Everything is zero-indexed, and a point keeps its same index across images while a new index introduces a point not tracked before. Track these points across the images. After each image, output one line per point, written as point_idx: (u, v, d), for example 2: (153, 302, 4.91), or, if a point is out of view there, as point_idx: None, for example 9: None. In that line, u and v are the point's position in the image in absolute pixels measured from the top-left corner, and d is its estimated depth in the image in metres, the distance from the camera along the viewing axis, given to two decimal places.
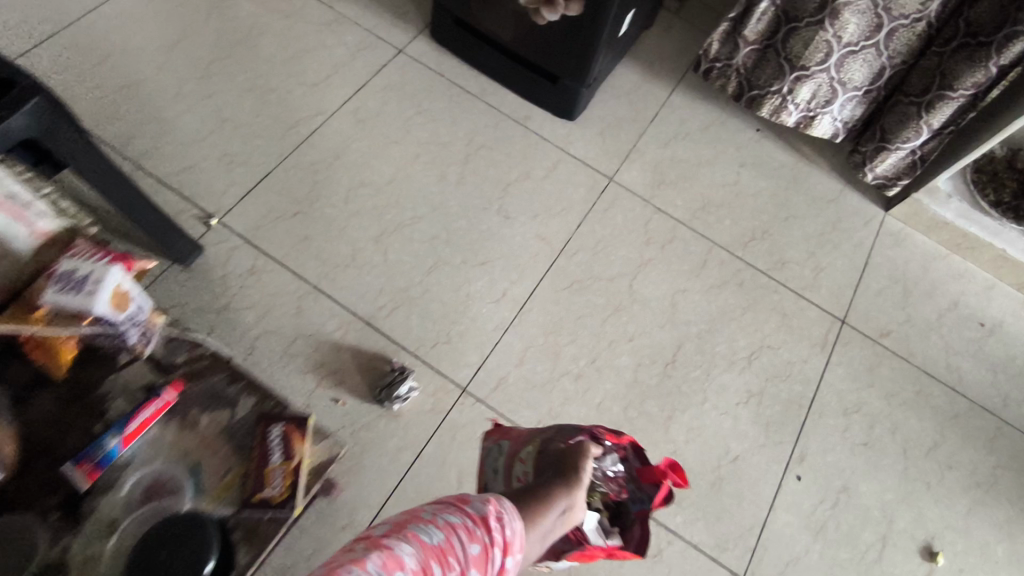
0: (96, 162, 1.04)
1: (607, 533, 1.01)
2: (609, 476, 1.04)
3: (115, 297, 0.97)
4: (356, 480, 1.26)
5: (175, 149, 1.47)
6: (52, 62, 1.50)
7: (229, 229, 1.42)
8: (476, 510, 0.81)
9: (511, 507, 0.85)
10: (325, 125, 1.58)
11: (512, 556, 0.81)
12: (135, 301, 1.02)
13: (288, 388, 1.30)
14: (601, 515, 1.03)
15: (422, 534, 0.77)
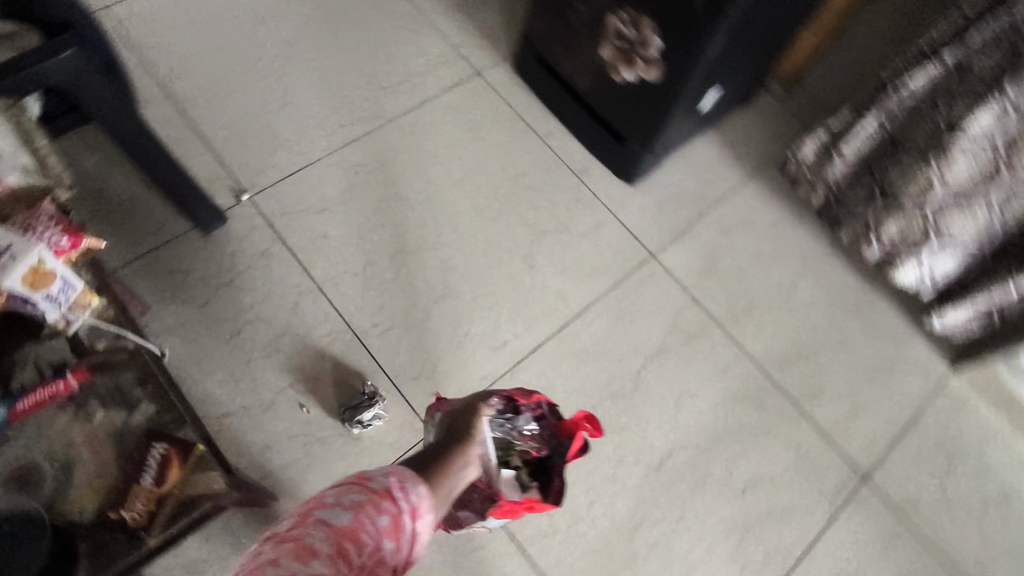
0: (128, 119, 1.06)
1: (524, 487, 1.15)
2: (527, 435, 1.15)
3: (33, 274, 0.75)
4: (293, 493, 1.21)
5: (233, 120, 1.51)
6: (151, 13, 1.59)
7: (256, 208, 1.43)
8: (379, 485, 0.82)
9: (409, 472, 0.88)
10: (380, 130, 1.58)
11: (421, 519, 0.84)
12: (64, 278, 0.79)
13: (259, 379, 1.29)
14: (523, 471, 1.16)
15: (330, 517, 0.75)
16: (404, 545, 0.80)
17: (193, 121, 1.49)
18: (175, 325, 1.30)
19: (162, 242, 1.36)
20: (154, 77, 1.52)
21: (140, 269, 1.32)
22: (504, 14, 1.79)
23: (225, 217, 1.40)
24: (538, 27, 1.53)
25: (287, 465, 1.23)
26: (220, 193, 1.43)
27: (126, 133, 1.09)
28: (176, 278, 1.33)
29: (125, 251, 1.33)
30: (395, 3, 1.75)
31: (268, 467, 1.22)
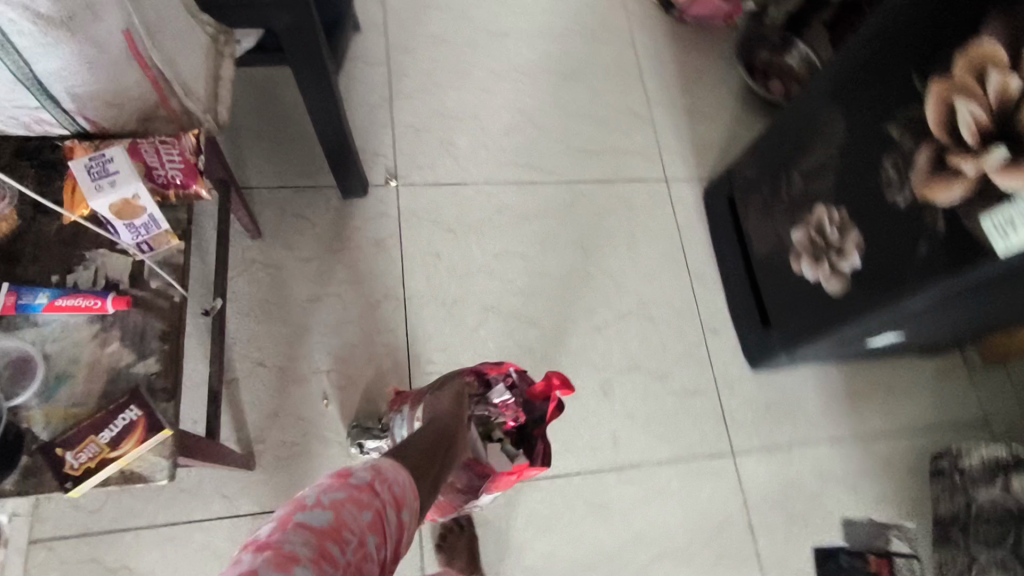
0: (322, 82, 1.10)
1: (512, 457, 1.10)
2: (502, 406, 1.09)
3: (117, 207, 0.69)
4: (271, 471, 1.21)
5: (425, 112, 1.55)
6: None
7: (396, 198, 1.45)
8: (359, 479, 0.66)
9: (389, 462, 0.72)
10: (544, 185, 1.54)
11: (409, 512, 0.69)
12: (150, 218, 0.71)
13: (307, 351, 1.30)
14: (507, 442, 1.12)
15: (304, 518, 0.60)
16: (392, 540, 0.66)
17: (392, 97, 1.55)
18: (271, 264, 1.35)
19: (304, 187, 1.42)
20: (386, 45, 1.61)
21: (275, 200, 1.40)
22: (727, 133, 1.67)
23: (366, 194, 1.44)
24: (745, 173, 1.42)
25: (281, 443, 1.23)
26: (376, 170, 1.47)
27: (315, 94, 1.13)
28: (296, 223, 1.39)
29: (274, 178, 1.41)
30: (628, 77, 1.70)
31: (264, 435, 1.23)
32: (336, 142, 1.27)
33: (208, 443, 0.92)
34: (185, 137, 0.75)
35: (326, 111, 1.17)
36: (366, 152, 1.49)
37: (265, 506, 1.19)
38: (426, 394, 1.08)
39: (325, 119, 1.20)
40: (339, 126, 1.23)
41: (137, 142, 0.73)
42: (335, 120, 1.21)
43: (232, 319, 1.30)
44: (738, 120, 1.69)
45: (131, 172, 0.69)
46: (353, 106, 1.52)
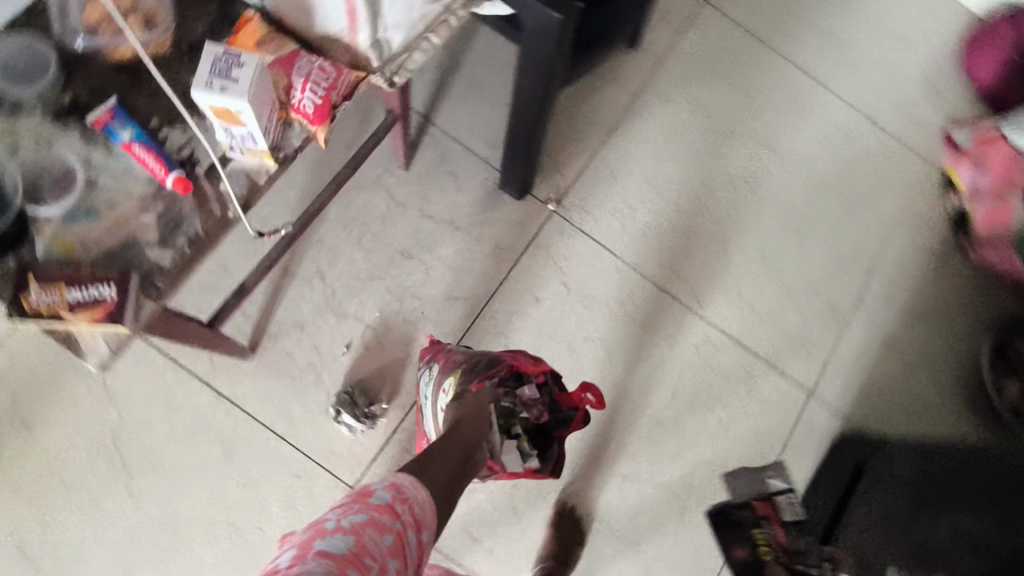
0: (540, 85, 1.00)
1: (526, 457, 1.05)
2: (530, 399, 1.07)
3: (219, 111, 0.64)
4: (259, 370, 1.19)
5: (630, 164, 1.42)
6: (712, 49, 1.53)
7: (542, 222, 1.35)
8: (379, 501, 0.70)
9: (410, 481, 0.77)
10: (684, 307, 1.36)
11: (425, 534, 0.73)
12: (247, 133, 0.66)
13: (365, 295, 1.26)
14: (523, 440, 1.06)
15: (326, 541, 0.63)
16: (413, 561, 0.70)
17: (610, 132, 1.44)
18: (397, 201, 1.31)
19: (475, 156, 1.36)
20: (645, 81, 1.49)
21: (443, 150, 1.35)
22: (913, 398, 1.36)
23: (519, 199, 1.36)
24: (889, 467, 1.12)
25: (285, 355, 1.20)
26: (546, 185, 1.38)
27: (527, 92, 1.03)
28: (444, 182, 1.34)
29: (457, 131, 1.37)
30: (851, 270, 1.44)
31: (277, 338, 1.21)
32: (523, 141, 1.18)
33: (196, 328, 0.90)
34: (340, 73, 0.70)
35: (528, 112, 1.08)
36: (549, 162, 1.39)
37: (232, 395, 1.18)
38: (462, 370, 1.07)
39: (524, 117, 1.11)
40: (534, 130, 1.13)
41: (292, 59, 0.69)
42: (534, 123, 1.12)
43: (331, 223, 1.28)
44: (933, 393, 1.37)
45: (249, 86, 0.62)
46: (570, 116, 1.43)
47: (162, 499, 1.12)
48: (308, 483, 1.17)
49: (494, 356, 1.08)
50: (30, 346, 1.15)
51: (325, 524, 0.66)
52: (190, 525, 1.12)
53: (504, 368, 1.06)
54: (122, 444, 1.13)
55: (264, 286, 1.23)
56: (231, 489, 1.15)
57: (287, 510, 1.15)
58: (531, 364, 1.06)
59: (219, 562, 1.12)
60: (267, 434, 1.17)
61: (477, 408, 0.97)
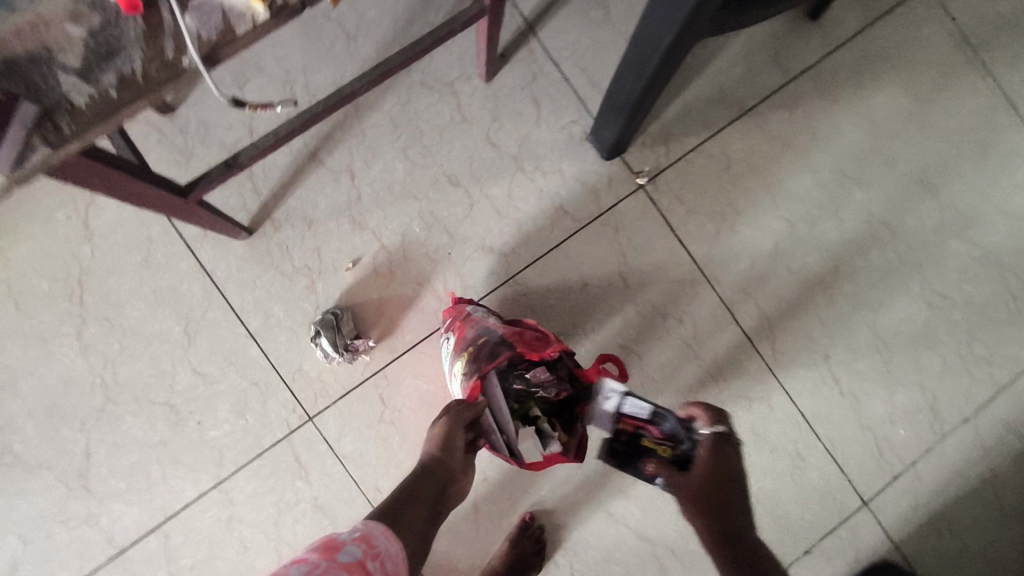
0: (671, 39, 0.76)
1: (545, 440, 0.87)
2: (543, 376, 0.88)
3: None
4: (252, 254, 1.05)
5: (750, 162, 1.15)
6: (910, 45, 1.18)
7: (620, 193, 1.12)
8: (348, 559, 0.55)
9: (382, 530, 0.61)
10: (747, 348, 1.13)
11: None
12: None
13: (391, 211, 1.08)
14: (544, 421, 0.88)
15: None
16: None
17: (744, 116, 1.15)
18: (463, 116, 1.10)
19: (570, 91, 1.12)
20: (811, 65, 1.17)
21: (535, 73, 1.12)
22: (976, 542, 1.13)
23: (605, 160, 1.12)
24: None
25: (285, 248, 1.05)
26: (641, 153, 1.12)
27: (651, 39, 0.80)
28: (525, 111, 1.11)
29: (557, 54, 1.12)
30: (968, 372, 1.16)
31: (282, 227, 1.06)
32: (632, 96, 0.94)
33: (158, 191, 0.73)
34: None
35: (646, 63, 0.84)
36: (657, 127, 1.13)
37: (215, 272, 1.04)
38: (467, 352, 0.91)
39: (640, 67, 0.87)
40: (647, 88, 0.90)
41: None
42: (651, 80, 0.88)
43: (382, 117, 1.09)
44: (999, 544, 1.14)
45: None
46: (704, 79, 1.15)
47: (110, 356, 1.01)
48: (265, 395, 1.03)
49: (496, 334, 0.90)
50: None
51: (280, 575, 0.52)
52: (130, 394, 1.01)
53: (508, 349, 0.87)
54: (87, 284, 1.02)
55: (286, 164, 1.07)
56: (183, 372, 1.02)
57: (233, 415, 1.03)
58: (539, 342, 0.90)
59: (149, 443, 1.01)
60: (239, 327, 1.04)
61: (455, 427, 0.76)
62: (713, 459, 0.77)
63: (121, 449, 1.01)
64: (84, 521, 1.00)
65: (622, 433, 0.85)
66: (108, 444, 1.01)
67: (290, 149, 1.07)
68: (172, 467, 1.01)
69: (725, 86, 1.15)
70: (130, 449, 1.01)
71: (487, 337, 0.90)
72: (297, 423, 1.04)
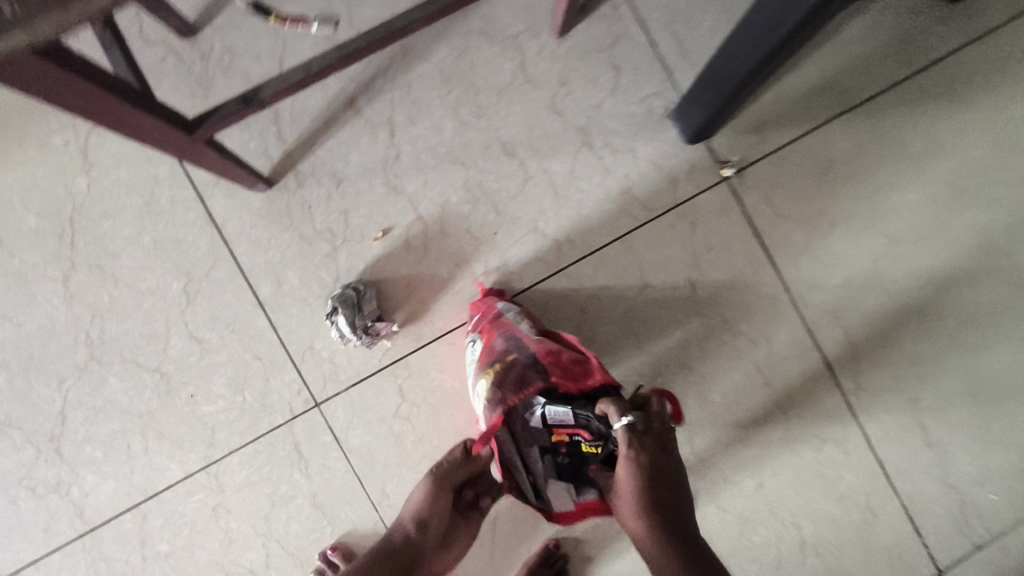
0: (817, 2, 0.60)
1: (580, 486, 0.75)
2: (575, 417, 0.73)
3: None
4: (268, 210, 0.91)
5: (858, 165, 0.96)
6: None
7: (699, 184, 0.96)
8: None
9: None
10: (824, 380, 0.97)
11: None
12: None
13: (432, 177, 0.93)
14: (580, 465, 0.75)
15: None
16: None
17: (859, 108, 0.96)
18: (527, 76, 0.94)
19: (656, 59, 0.95)
20: (948, 54, 0.96)
21: (617, 33, 0.95)
22: None
23: (688, 144, 0.96)
24: None
25: (307, 209, 0.91)
26: (731, 141, 0.96)
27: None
28: (600, 77, 0.95)
29: (646, 14, 0.95)
30: None
31: (307, 182, 0.91)
32: (744, 68, 0.78)
33: (154, 122, 0.59)
34: None
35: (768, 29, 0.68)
36: (753, 112, 0.96)
37: (225, 227, 0.90)
38: (495, 373, 0.77)
39: (761, 34, 0.71)
40: (767, 60, 0.73)
41: None
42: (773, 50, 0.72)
43: (433, 67, 0.93)
44: None
45: None
46: (816, 59, 0.95)
47: (97, 308, 0.89)
48: (268, 373, 0.90)
49: (529, 353, 0.77)
50: None
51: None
52: (117, 355, 0.89)
53: (542, 378, 0.74)
54: (78, 224, 0.88)
55: (318, 110, 0.92)
56: (178, 336, 0.89)
57: (230, 391, 0.90)
58: (578, 367, 0.75)
59: (132, 412, 0.89)
60: (246, 292, 0.90)
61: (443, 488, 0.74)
62: (631, 455, 0.65)
63: (100, 415, 0.88)
64: (52, 489, 0.89)
65: (560, 444, 0.75)
66: (87, 407, 0.88)
67: (324, 94, 0.92)
68: (156, 441, 0.89)
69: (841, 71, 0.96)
70: (110, 415, 0.88)
71: (517, 354, 0.78)
72: (301, 408, 0.90)
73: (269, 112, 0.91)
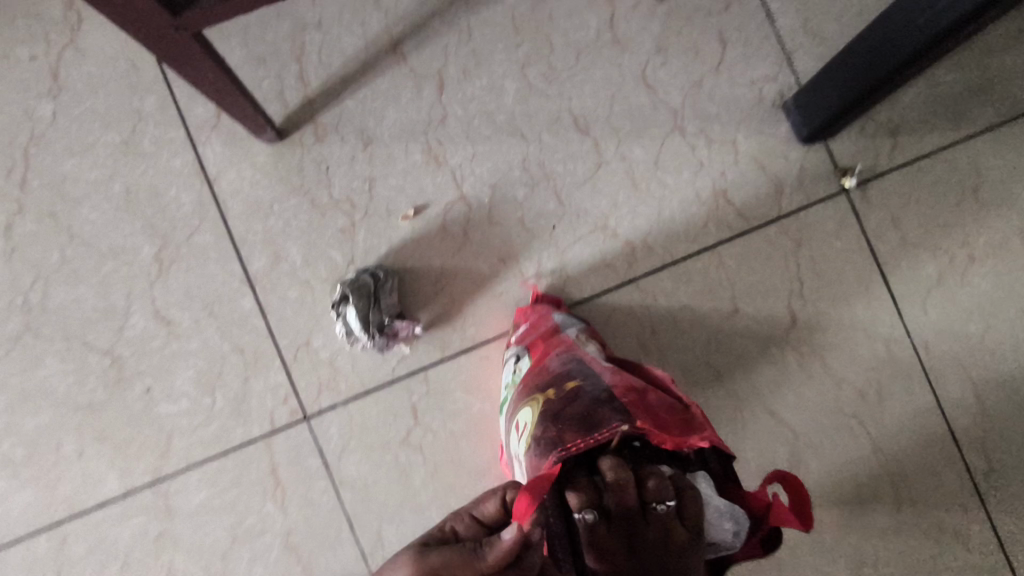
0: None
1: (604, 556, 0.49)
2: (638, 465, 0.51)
3: None
4: (273, 167, 0.72)
5: (1009, 190, 0.77)
6: None
7: (812, 194, 0.77)
8: None
9: None
10: (946, 454, 0.77)
11: None
12: None
13: (483, 149, 0.74)
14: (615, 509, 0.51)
15: None
16: None
17: (1015, 121, 0.77)
18: (615, 35, 0.77)
19: (773, 37, 0.77)
20: None
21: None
22: None
23: (801, 143, 0.77)
24: None
25: (322, 171, 0.72)
26: (856, 145, 0.77)
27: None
28: (704, 49, 0.77)
29: None
30: None
31: (326, 138, 0.73)
32: (920, 37, 0.57)
33: None
34: None
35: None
36: (884, 110, 0.77)
37: (217, 181, 0.71)
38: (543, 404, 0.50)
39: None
40: (968, 19, 0.52)
41: None
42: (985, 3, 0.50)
43: (501, 16, 0.75)
44: None
45: None
46: (968, 57, 0.77)
47: (40, 267, 0.69)
48: (248, 371, 0.71)
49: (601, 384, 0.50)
50: None
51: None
52: (59, 330, 0.69)
53: (620, 416, 0.44)
54: (34, 158, 0.70)
55: (352, 52, 0.74)
56: (141, 312, 0.70)
57: (197, 390, 0.70)
58: (674, 418, 0.48)
59: (68, 405, 0.69)
60: (234, 267, 0.71)
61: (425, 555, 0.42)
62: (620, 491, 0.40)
63: (28, 404, 0.69)
64: None
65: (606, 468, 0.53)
66: (13, 393, 0.69)
67: (363, 32, 0.74)
68: (94, 444, 0.69)
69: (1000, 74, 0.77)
70: (38, 405, 0.69)
71: (584, 383, 0.50)
72: (285, 420, 0.71)
73: (292, 47, 0.73)
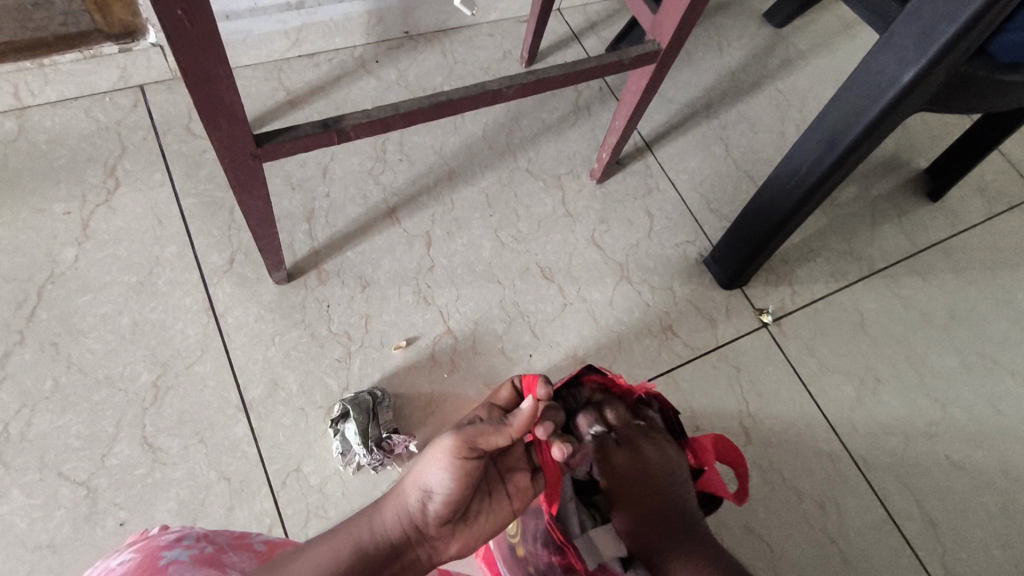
0: (900, 87, 0.58)
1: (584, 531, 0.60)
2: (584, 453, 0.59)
3: None
4: (278, 305, 0.79)
5: (887, 326, 0.96)
6: None
7: (741, 327, 0.92)
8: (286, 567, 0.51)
9: None
10: (909, 563, 0.82)
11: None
12: None
13: (466, 292, 0.86)
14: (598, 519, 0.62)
15: (207, 549, 0.48)
16: None
17: (878, 275, 0.99)
18: (568, 210, 0.94)
19: (688, 213, 0.98)
20: (942, 239, 1.03)
21: (651, 184, 0.99)
22: None
23: (723, 288, 0.94)
24: None
25: (324, 310, 0.81)
26: (766, 291, 0.95)
27: (849, 104, 0.63)
28: (636, 221, 0.96)
29: (678, 173, 1.00)
30: None
31: (330, 283, 0.82)
32: (782, 208, 0.77)
33: (234, 111, 0.50)
34: None
35: (819, 155, 0.68)
36: (780, 266, 0.97)
37: (225, 318, 0.77)
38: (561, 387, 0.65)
39: (802, 180, 0.72)
40: (809, 193, 0.72)
41: None
42: (818, 182, 0.70)
43: (477, 193, 0.92)
44: None
45: None
46: (833, 229, 1.01)
47: (30, 398, 0.70)
48: (233, 500, 0.69)
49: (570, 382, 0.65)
50: (24, 126, 0.81)
51: (163, 547, 0.47)
52: (33, 460, 0.68)
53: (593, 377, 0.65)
54: (47, 295, 0.75)
55: (355, 216, 0.87)
56: (128, 441, 0.70)
57: (176, 523, 0.68)
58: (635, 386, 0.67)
59: (24, 545, 0.65)
60: (230, 394, 0.74)
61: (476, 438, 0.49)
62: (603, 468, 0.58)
63: None
64: None
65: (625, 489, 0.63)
66: None
67: (364, 201, 0.89)
68: None
69: (858, 241, 1.01)
70: None
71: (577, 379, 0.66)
72: None
73: (304, 212, 0.86)
